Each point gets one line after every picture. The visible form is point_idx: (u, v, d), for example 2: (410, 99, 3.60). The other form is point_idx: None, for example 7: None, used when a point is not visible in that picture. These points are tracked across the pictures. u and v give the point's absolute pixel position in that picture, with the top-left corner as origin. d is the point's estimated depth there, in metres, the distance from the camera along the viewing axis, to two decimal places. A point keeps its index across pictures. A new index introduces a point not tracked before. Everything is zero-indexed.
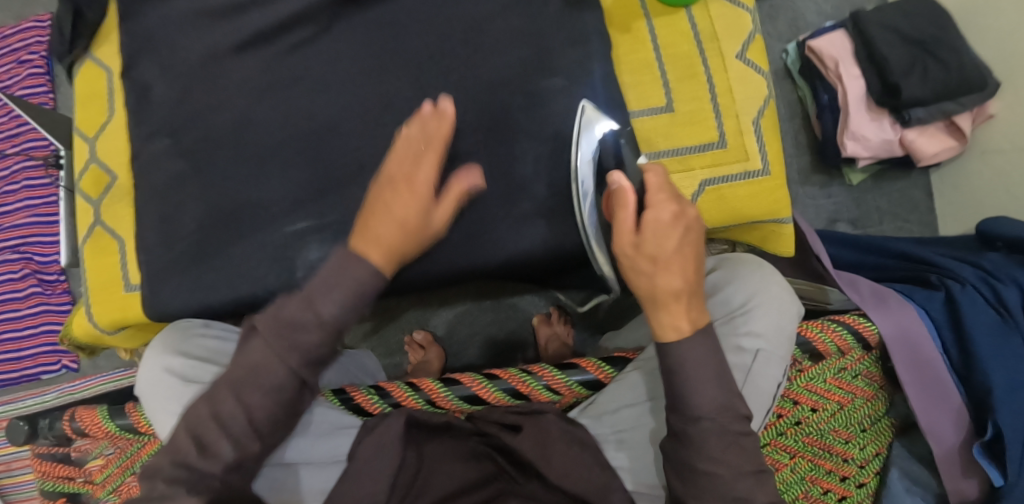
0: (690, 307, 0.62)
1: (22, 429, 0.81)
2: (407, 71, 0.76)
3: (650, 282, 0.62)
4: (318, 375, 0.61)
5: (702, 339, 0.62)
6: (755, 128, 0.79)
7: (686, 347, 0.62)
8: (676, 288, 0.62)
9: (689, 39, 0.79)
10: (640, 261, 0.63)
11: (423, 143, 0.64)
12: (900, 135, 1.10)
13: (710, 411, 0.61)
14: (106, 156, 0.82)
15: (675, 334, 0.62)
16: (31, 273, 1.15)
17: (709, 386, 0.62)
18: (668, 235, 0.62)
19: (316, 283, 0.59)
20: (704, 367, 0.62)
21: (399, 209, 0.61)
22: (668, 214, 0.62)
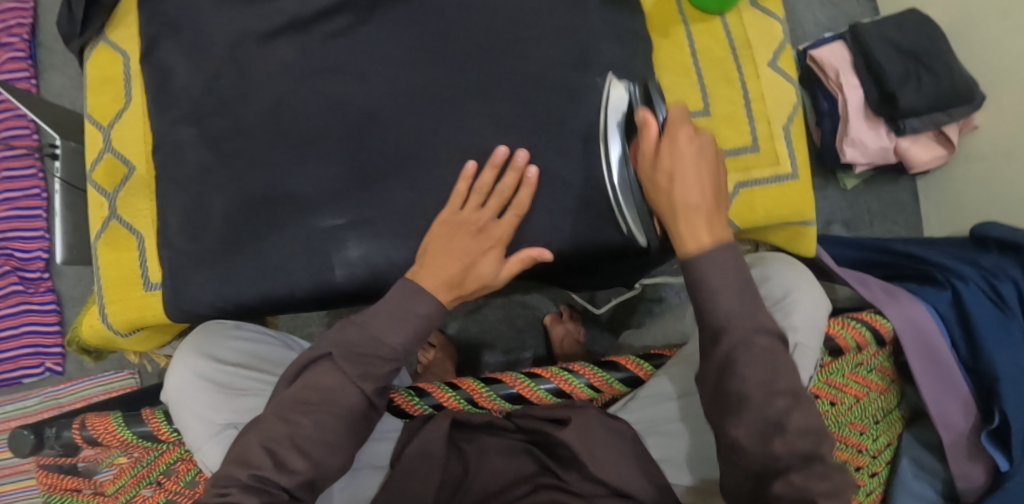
0: (707, 222, 0.63)
1: (27, 438, 0.76)
2: (452, 65, 0.76)
3: (670, 201, 0.65)
4: (384, 397, 0.69)
5: (719, 253, 0.62)
6: (786, 134, 0.81)
7: (705, 259, 0.62)
8: (692, 204, 0.64)
9: (723, 45, 0.82)
10: (660, 181, 0.66)
11: (487, 193, 0.72)
12: (895, 143, 1.15)
13: (735, 322, 0.61)
14: (121, 145, 0.80)
15: (689, 246, 0.63)
16: (12, 270, 1.15)
17: (728, 299, 0.61)
18: (686, 156, 0.64)
19: (383, 317, 0.67)
20: (722, 283, 0.62)
21: (462, 252, 0.70)
22: (682, 138, 0.65)
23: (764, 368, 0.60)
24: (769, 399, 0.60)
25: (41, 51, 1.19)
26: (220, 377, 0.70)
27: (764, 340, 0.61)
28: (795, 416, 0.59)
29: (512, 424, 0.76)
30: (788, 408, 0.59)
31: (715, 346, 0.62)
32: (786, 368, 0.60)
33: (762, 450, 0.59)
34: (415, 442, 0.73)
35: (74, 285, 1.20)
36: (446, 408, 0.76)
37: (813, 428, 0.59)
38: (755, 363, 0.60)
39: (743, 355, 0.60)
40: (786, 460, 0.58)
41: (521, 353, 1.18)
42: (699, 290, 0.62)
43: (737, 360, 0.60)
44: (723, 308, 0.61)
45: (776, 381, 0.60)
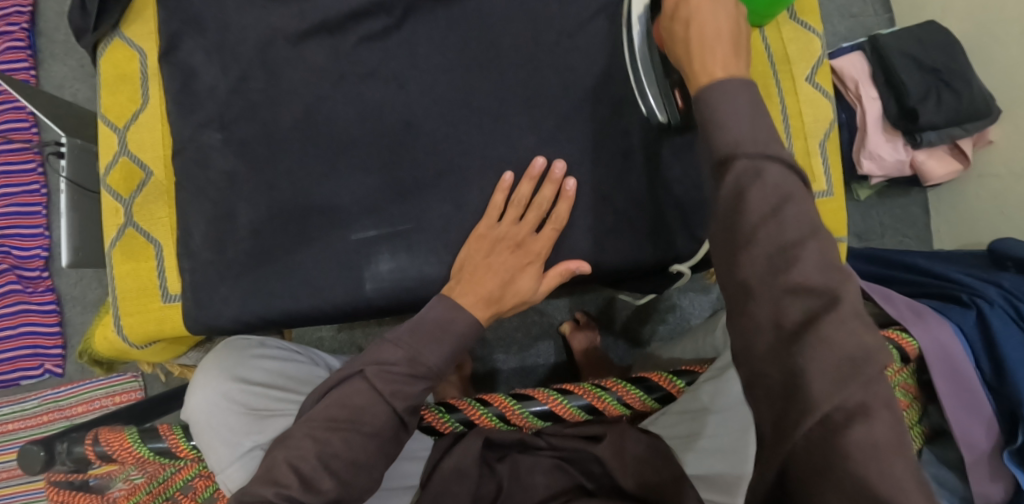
0: (723, 56, 0.57)
1: (38, 455, 0.72)
2: (490, 73, 0.74)
3: (685, 45, 0.60)
4: (416, 417, 0.66)
5: (731, 81, 0.55)
6: (822, 151, 0.80)
7: (715, 90, 0.55)
8: (707, 41, 0.58)
9: (763, 59, 0.80)
10: (677, 30, 0.61)
11: (525, 205, 0.72)
12: (911, 156, 1.15)
13: (747, 141, 0.51)
14: (139, 149, 0.77)
15: (701, 77, 0.57)
16: (10, 268, 1.12)
17: (742, 127, 0.52)
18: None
19: (420, 335, 0.65)
20: (737, 110, 0.53)
21: (501, 267, 0.70)
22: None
23: (776, 197, 0.49)
24: (782, 226, 0.49)
25: (40, 40, 1.14)
26: (248, 395, 0.68)
27: (777, 170, 0.50)
28: (810, 248, 0.48)
29: (544, 441, 0.76)
30: (805, 241, 0.48)
31: (725, 178, 0.52)
32: (806, 200, 0.50)
33: (778, 297, 0.47)
34: (448, 458, 0.72)
35: (74, 285, 1.16)
36: (477, 425, 0.74)
37: (837, 272, 0.47)
38: (768, 189, 0.50)
39: (753, 185, 0.50)
40: (801, 310, 0.46)
41: (537, 361, 1.18)
42: (709, 124, 0.54)
43: (750, 186, 0.50)
44: (737, 133, 0.52)
45: (787, 209, 0.49)
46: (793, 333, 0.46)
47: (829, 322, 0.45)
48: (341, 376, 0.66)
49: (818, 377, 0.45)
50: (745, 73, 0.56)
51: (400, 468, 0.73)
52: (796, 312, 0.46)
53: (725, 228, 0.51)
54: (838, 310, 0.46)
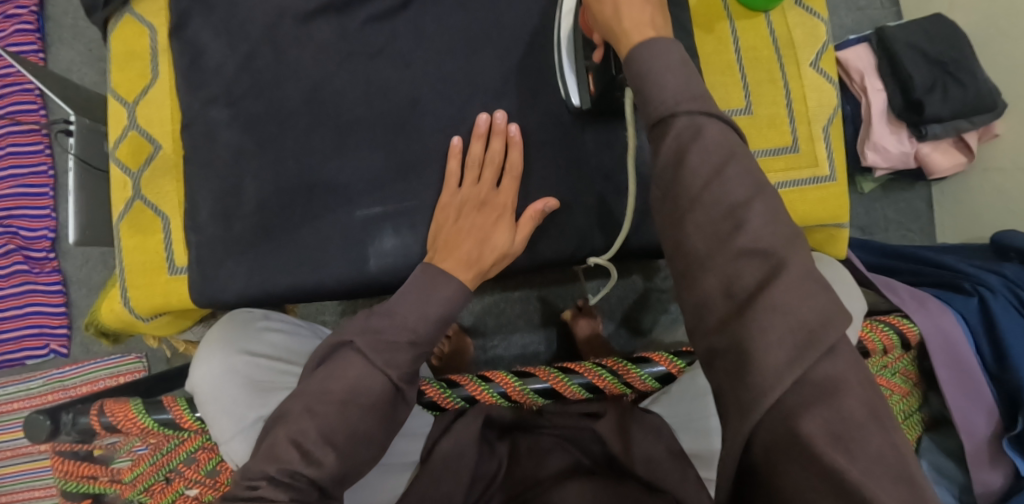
0: (652, 26, 0.56)
1: (43, 424, 0.72)
2: (494, 52, 0.75)
3: (614, 7, 0.57)
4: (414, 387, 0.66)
5: (660, 42, 0.53)
6: (825, 135, 0.80)
7: (648, 50, 0.53)
8: (631, 16, 0.56)
9: (768, 44, 0.80)
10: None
11: (484, 162, 0.73)
12: (916, 149, 1.15)
13: (685, 99, 0.50)
14: (147, 123, 0.78)
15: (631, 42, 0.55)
16: (17, 249, 1.14)
17: (678, 90, 0.51)
18: None
19: (409, 306, 0.65)
20: (666, 67, 0.52)
21: (475, 227, 0.71)
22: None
23: (715, 159, 0.48)
24: (726, 187, 0.47)
25: (49, 24, 1.15)
26: (250, 371, 0.68)
27: (715, 129, 0.49)
28: (757, 220, 0.46)
29: (546, 420, 0.76)
30: (746, 208, 0.47)
31: (665, 137, 0.50)
32: (746, 156, 0.49)
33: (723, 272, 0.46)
34: (446, 439, 0.71)
35: (80, 266, 1.17)
36: (478, 401, 0.73)
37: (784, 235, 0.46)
38: (706, 147, 0.49)
39: (694, 144, 0.49)
40: (746, 278, 0.45)
41: (538, 347, 1.19)
42: (642, 85, 0.52)
43: (689, 144, 0.49)
44: (663, 83, 0.51)
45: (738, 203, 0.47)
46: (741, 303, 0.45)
47: (777, 288, 0.44)
48: (330, 346, 0.65)
49: (766, 347, 0.43)
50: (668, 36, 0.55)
51: (400, 445, 0.72)
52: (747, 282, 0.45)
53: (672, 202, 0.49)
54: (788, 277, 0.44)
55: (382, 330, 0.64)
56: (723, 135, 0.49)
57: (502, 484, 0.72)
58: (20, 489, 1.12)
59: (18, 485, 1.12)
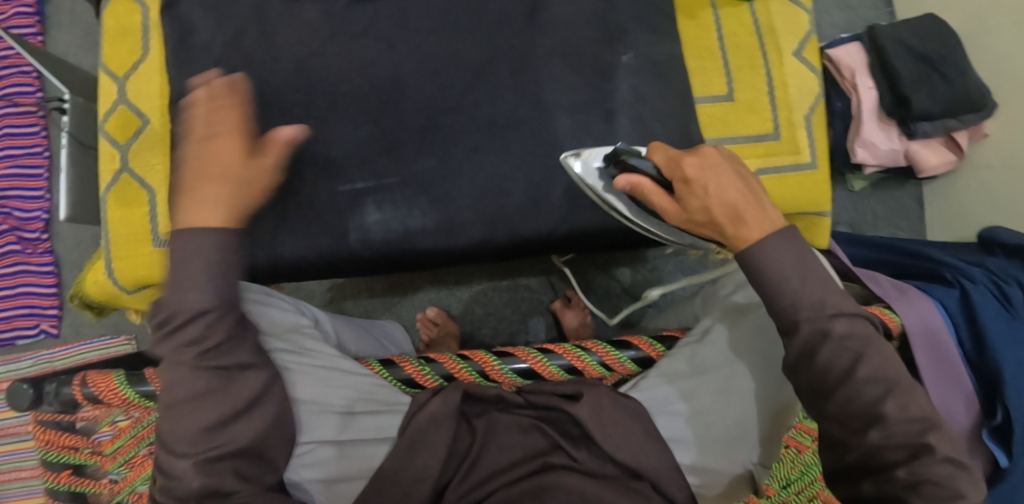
0: (758, 210, 0.60)
1: (26, 393, 0.74)
2: (476, 34, 0.74)
3: (727, 229, 0.60)
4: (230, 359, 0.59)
5: (782, 242, 0.59)
6: (806, 123, 0.80)
7: (774, 254, 0.59)
8: (736, 216, 0.59)
9: (750, 32, 0.80)
10: (689, 203, 0.61)
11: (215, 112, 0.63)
12: (905, 147, 1.16)
13: (805, 305, 0.58)
14: (136, 98, 0.78)
15: (754, 237, 0.59)
16: (12, 229, 1.15)
17: (813, 297, 0.58)
18: (706, 175, 0.60)
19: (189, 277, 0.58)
20: (785, 265, 0.59)
21: (219, 158, 0.62)
22: (691, 158, 0.60)
23: (849, 354, 0.57)
24: (857, 386, 0.57)
25: (49, 8, 1.17)
26: None
27: (845, 321, 0.58)
28: (888, 403, 0.57)
29: (523, 399, 0.73)
30: (881, 398, 0.57)
31: (792, 344, 0.59)
32: (874, 353, 0.57)
33: (866, 447, 0.57)
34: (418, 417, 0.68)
35: (71, 248, 1.18)
36: (457, 379, 0.72)
37: (920, 417, 0.57)
38: (840, 346, 0.57)
39: (820, 346, 0.58)
40: (892, 455, 0.56)
41: (524, 335, 1.19)
42: (781, 297, 0.59)
43: (819, 343, 0.58)
44: (794, 289, 0.58)
45: (859, 368, 0.57)
46: (874, 469, 0.57)
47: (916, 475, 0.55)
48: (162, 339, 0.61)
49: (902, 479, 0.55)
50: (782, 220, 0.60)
51: (352, 421, 0.67)
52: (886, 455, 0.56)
53: (821, 386, 0.58)
54: (929, 456, 0.55)
55: (160, 320, 0.58)
56: (854, 328, 0.58)
57: (479, 461, 0.70)
58: (7, 471, 1.12)
59: (3, 465, 1.11)
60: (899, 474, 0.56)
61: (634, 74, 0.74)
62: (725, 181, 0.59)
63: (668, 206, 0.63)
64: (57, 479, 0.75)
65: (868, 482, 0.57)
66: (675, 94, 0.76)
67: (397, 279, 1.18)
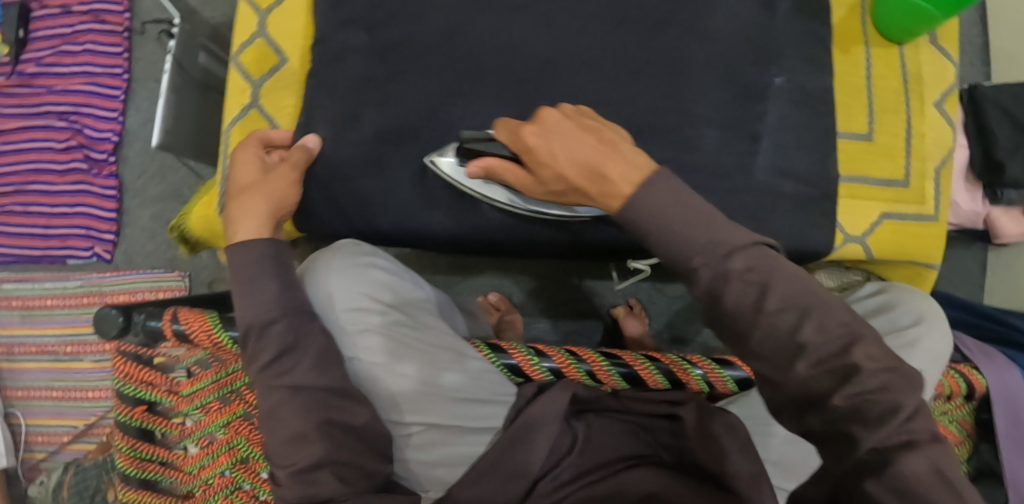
0: (618, 161, 0.55)
1: (115, 320, 0.71)
2: (637, 29, 0.72)
3: (591, 189, 0.56)
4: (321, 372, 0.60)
5: (647, 188, 0.53)
6: (936, 176, 0.80)
7: (648, 196, 0.53)
8: (597, 173, 0.55)
9: (898, 75, 0.79)
10: (542, 173, 0.59)
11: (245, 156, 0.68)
12: (987, 211, 1.15)
13: (698, 249, 0.51)
14: (277, 34, 0.79)
15: (621, 189, 0.54)
16: (78, 146, 1.13)
17: (704, 240, 0.51)
18: (547, 133, 0.58)
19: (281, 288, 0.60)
20: (661, 199, 0.53)
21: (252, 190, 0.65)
22: (528, 128, 0.59)
23: (754, 287, 0.50)
24: (771, 319, 0.49)
25: None
26: (348, 300, 0.66)
27: (742, 258, 0.50)
28: (806, 327, 0.49)
29: (619, 403, 0.72)
30: (798, 325, 0.49)
31: (692, 288, 0.52)
32: (784, 282, 0.50)
33: (796, 381, 0.49)
34: (531, 407, 0.68)
35: (138, 176, 1.16)
36: (565, 376, 0.70)
37: (841, 333, 0.49)
38: (744, 282, 0.50)
39: (723, 288, 0.50)
40: (820, 384, 0.48)
41: (580, 337, 1.17)
42: (668, 240, 0.52)
43: (723, 285, 0.50)
44: (675, 229, 0.52)
45: (768, 298, 0.49)
46: (814, 402, 0.49)
47: None
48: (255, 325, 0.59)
49: None
50: (648, 162, 0.56)
51: (463, 408, 0.68)
52: (819, 385, 0.48)
53: (735, 324, 0.51)
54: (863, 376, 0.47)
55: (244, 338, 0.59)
56: (753, 273, 0.50)
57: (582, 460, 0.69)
58: (73, 388, 1.12)
59: (73, 383, 1.12)
60: (836, 403, 0.48)
61: (782, 97, 0.74)
62: (569, 143, 0.56)
63: (530, 182, 0.62)
64: (131, 414, 0.74)
65: (813, 417, 0.49)
66: (817, 125, 0.75)
67: (463, 259, 1.17)
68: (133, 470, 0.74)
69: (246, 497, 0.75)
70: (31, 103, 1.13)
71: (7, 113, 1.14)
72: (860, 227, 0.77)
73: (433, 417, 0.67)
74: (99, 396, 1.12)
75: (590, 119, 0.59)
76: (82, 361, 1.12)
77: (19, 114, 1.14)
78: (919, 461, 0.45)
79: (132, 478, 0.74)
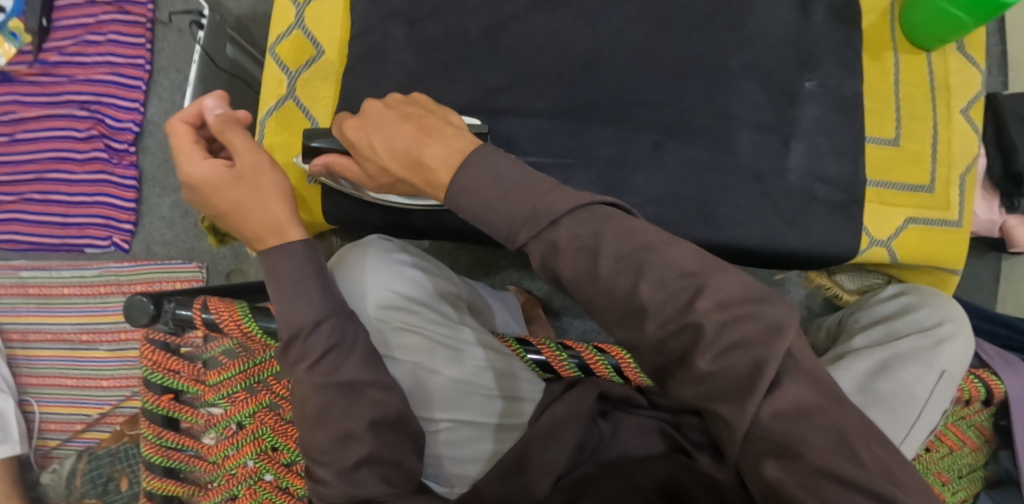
0: (434, 145, 0.57)
1: (145, 308, 0.71)
2: (673, 32, 0.75)
3: (405, 170, 0.59)
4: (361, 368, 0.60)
5: (466, 167, 0.54)
6: (962, 182, 0.80)
7: (464, 173, 0.54)
8: (415, 159, 0.57)
9: (926, 82, 0.80)
10: (368, 167, 0.62)
11: (201, 157, 0.61)
12: (1003, 219, 1.13)
13: (519, 225, 0.52)
14: (315, 26, 0.82)
15: (435, 170, 0.56)
16: (99, 136, 1.13)
17: (524, 215, 0.52)
18: (371, 125, 0.61)
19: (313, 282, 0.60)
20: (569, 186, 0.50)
21: (243, 192, 0.60)
22: (350, 123, 0.62)
23: (583, 257, 0.51)
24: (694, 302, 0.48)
25: None
26: (382, 296, 0.68)
27: (563, 232, 0.51)
28: (644, 287, 0.49)
29: (647, 400, 0.72)
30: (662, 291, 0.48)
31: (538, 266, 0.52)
32: (606, 258, 0.50)
33: (649, 345, 0.49)
34: (557, 404, 0.68)
35: (158, 164, 1.16)
36: (594, 373, 0.70)
37: (682, 284, 0.48)
38: (574, 256, 0.51)
39: (558, 265, 0.51)
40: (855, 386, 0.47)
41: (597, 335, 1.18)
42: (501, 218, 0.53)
43: (554, 258, 0.51)
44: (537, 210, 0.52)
45: (601, 264, 0.50)
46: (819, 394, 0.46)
47: None
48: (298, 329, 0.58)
49: None
50: (467, 136, 0.57)
51: (492, 404, 0.69)
52: None
53: (580, 290, 0.51)
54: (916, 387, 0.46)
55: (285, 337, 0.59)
56: (578, 247, 0.51)
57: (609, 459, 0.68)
58: (89, 377, 1.12)
59: (88, 372, 1.12)
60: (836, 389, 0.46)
61: (814, 100, 0.75)
62: (386, 136, 0.59)
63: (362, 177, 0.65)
64: (158, 402, 0.74)
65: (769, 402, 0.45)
66: (847, 129, 0.76)
67: (483, 255, 1.18)
68: (158, 458, 0.74)
69: (269, 487, 0.75)
70: (52, 92, 1.13)
71: (28, 101, 1.14)
72: (886, 232, 0.77)
73: (465, 413, 0.68)
74: (114, 386, 1.12)
75: (416, 106, 0.62)
76: (97, 350, 1.12)
77: (40, 103, 1.13)
78: (810, 430, 0.45)
79: (157, 466, 0.74)
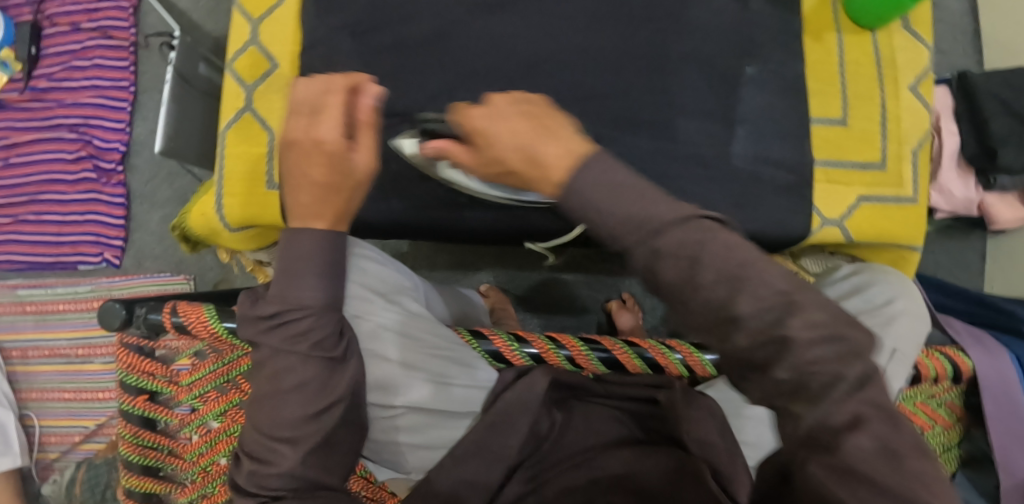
0: (553, 140, 0.47)
1: (117, 313, 0.74)
2: (613, 26, 0.77)
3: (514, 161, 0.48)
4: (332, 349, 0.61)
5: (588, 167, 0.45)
6: (914, 157, 0.81)
7: (583, 172, 0.45)
8: (533, 154, 0.47)
9: (870, 61, 0.81)
10: (485, 160, 0.50)
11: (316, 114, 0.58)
12: (980, 197, 1.10)
13: (619, 227, 0.44)
14: (269, 42, 0.85)
15: (555, 170, 0.46)
16: (88, 156, 1.18)
17: (618, 214, 0.44)
18: (488, 114, 0.49)
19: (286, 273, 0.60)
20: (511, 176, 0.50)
21: (319, 169, 0.57)
22: (475, 111, 0.50)
23: (681, 256, 0.43)
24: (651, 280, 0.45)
25: None
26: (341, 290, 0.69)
27: (675, 231, 0.43)
28: (664, 265, 0.43)
29: (602, 388, 0.73)
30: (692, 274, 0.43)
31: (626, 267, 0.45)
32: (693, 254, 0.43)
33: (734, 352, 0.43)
34: (511, 390, 0.69)
35: (146, 182, 1.20)
36: (545, 360, 0.74)
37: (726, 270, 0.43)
38: (674, 255, 0.43)
39: (657, 266, 0.44)
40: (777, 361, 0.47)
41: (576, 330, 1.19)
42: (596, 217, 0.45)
43: (656, 262, 0.44)
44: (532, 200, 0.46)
45: (700, 269, 0.43)
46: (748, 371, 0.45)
47: None
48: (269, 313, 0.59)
49: None
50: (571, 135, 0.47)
51: (450, 393, 0.70)
52: None
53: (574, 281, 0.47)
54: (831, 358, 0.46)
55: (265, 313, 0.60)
56: (676, 252, 0.43)
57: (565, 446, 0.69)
58: (85, 388, 1.16)
59: (85, 384, 1.16)
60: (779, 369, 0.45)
61: (754, 85, 0.77)
62: (505, 125, 0.48)
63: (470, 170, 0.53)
64: (133, 402, 0.76)
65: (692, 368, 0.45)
66: (791, 111, 0.77)
67: (462, 255, 1.21)
68: (135, 457, 0.76)
69: None
70: (43, 117, 1.19)
71: (20, 127, 1.19)
72: (836, 211, 0.78)
73: (423, 402, 0.69)
74: (109, 396, 1.15)
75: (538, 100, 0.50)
76: (92, 363, 1.16)
77: (31, 127, 1.19)
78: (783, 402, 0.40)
79: (134, 465, 0.76)
